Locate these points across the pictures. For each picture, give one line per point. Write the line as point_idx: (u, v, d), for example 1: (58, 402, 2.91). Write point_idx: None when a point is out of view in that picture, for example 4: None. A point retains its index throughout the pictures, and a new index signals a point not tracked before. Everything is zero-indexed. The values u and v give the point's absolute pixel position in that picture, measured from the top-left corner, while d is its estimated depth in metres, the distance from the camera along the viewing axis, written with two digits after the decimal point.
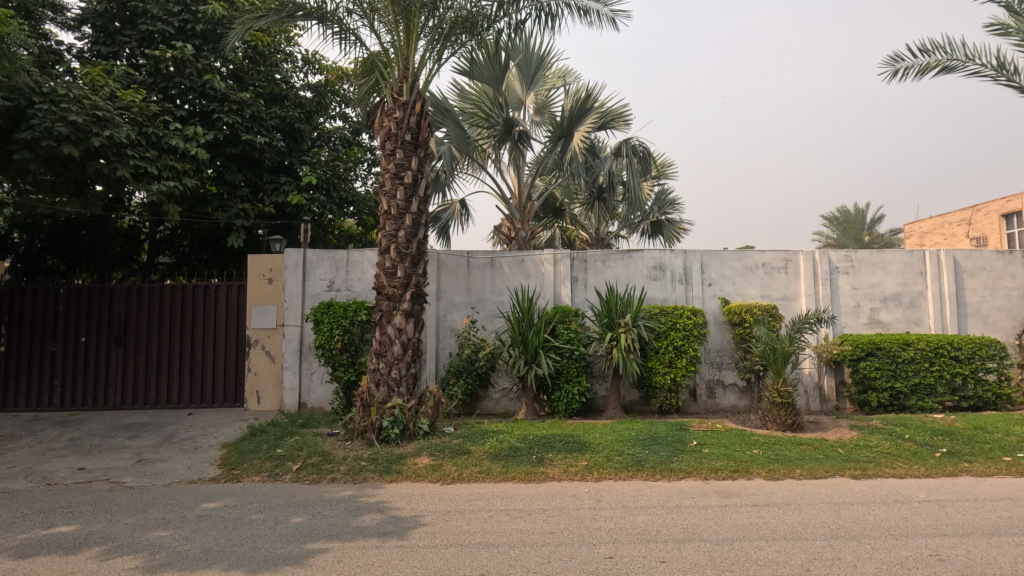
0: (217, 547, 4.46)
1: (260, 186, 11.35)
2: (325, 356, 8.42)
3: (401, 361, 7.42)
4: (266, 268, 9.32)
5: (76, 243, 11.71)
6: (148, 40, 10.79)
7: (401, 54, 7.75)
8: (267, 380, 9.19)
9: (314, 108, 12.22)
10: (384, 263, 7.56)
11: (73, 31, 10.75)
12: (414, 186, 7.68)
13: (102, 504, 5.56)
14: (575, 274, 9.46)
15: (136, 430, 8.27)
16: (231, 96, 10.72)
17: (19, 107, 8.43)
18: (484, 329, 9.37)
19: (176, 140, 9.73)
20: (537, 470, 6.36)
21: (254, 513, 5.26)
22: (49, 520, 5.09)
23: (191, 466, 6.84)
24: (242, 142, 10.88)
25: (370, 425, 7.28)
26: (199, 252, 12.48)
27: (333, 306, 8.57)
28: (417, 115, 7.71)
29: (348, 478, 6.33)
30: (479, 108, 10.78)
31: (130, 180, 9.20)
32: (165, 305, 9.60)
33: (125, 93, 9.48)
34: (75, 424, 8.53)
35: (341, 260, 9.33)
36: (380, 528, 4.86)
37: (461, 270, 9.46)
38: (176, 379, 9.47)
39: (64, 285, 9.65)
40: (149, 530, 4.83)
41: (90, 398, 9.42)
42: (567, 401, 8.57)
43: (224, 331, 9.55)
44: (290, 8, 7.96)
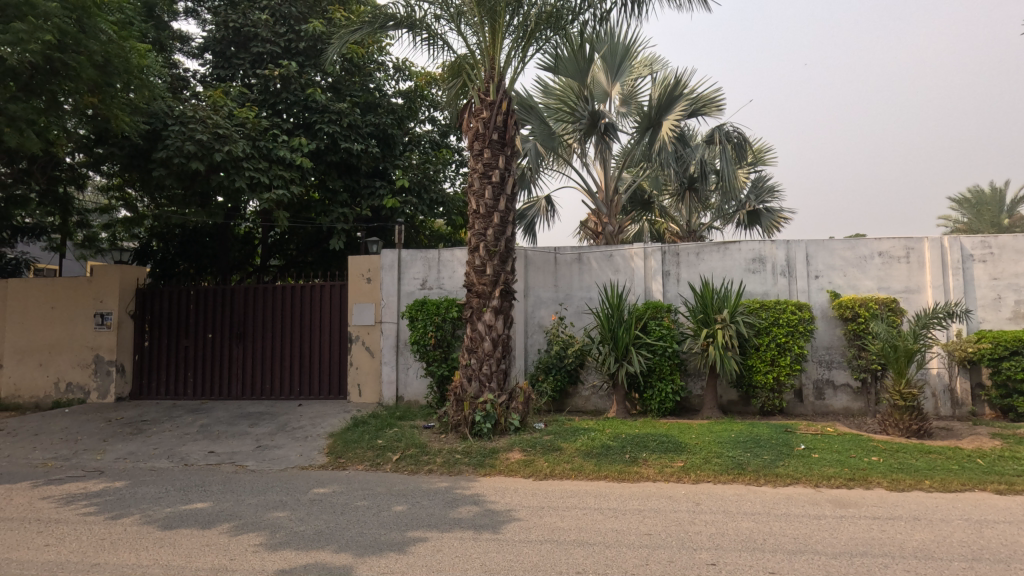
0: (328, 530, 4.78)
1: (358, 191, 12.03)
2: (420, 351, 8.74)
3: (492, 357, 7.55)
4: (365, 268, 9.85)
5: (202, 249, 13.06)
6: (259, 61, 11.73)
7: (487, 55, 7.85)
8: (368, 374, 9.73)
9: (405, 114, 12.70)
10: (474, 262, 7.70)
11: (198, 59, 11.94)
12: (501, 185, 7.78)
13: (229, 485, 6.15)
14: (667, 269, 9.14)
15: (256, 418, 9.07)
16: (330, 107, 11.44)
17: (156, 130, 9.53)
18: (573, 326, 9.31)
19: (284, 152, 10.56)
20: (630, 469, 6.23)
21: (359, 500, 5.60)
22: (187, 496, 5.73)
23: (302, 454, 7.41)
24: (341, 150, 11.58)
25: (463, 418, 7.47)
26: (305, 255, 13.44)
27: (427, 303, 8.86)
28: (504, 114, 7.79)
29: (444, 470, 6.58)
30: (564, 102, 10.67)
31: (247, 191, 10.09)
32: (278, 303, 10.43)
33: (241, 111, 10.41)
34: (205, 412, 9.52)
35: (433, 259, 9.66)
36: (476, 521, 4.98)
37: (548, 266, 9.47)
38: (288, 372, 10.26)
39: (194, 287, 10.78)
40: (270, 510, 5.28)
41: (217, 387, 10.47)
42: (659, 400, 8.33)
43: (328, 328, 10.18)
44: (382, 19, 8.32)
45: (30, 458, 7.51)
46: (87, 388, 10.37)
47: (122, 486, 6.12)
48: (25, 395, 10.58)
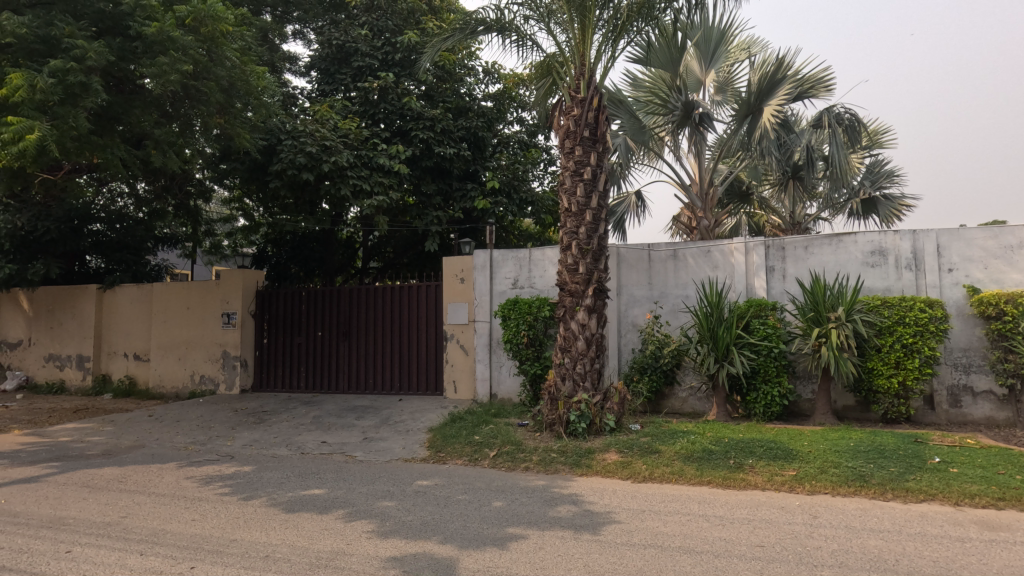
0: (432, 521, 4.97)
1: (451, 194, 12.46)
2: (512, 350, 8.83)
3: (586, 357, 7.48)
4: (458, 268, 10.14)
5: (310, 253, 14.05)
6: (360, 74, 12.37)
7: (577, 52, 7.76)
8: (463, 371, 10.01)
9: (495, 116, 12.92)
10: (567, 260, 7.65)
11: (305, 77, 12.87)
12: (594, 182, 7.69)
13: (341, 474, 6.58)
14: (771, 264, 8.58)
15: (361, 412, 9.63)
16: (425, 114, 11.91)
17: (272, 145, 10.40)
18: (669, 325, 9.01)
19: (383, 159, 11.11)
20: (735, 475, 5.92)
21: (460, 494, 5.77)
22: (306, 483, 6.20)
23: (405, 447, 7.76)
24: (435, 155, 12.02)
25: (558, 418, 7.47)
26: (402, 257, 14.11)
27: (519, 302, 8.93)
28: (595, 110, 7.69)
29: (540, 468, 6.62)
30: (655, 94, 10.34)
31: (350, 198, 10.74)
32: (379, 303, 11.00)
33: (345, 123, 11.10)
34: (316, 404, 10.25)
35: (524, 259, 9.74)
36: (575, 521, 4.95)
37: (642, 264, 9.24)
38: (389, 369, 10.80)
39: (305, 288, 11.63)
40: (379, 500, 5.58)
41: (326, 382, 11.25)
42: (765, 403, 7.86)
43: (425, 327, 10.57)
44: (472, 24, 8.50)
45: (174, 442, 8.47)
46: (217, 380, 11.55)
47: (250, 471, 6.74)
48: (167, 385, 11.96)
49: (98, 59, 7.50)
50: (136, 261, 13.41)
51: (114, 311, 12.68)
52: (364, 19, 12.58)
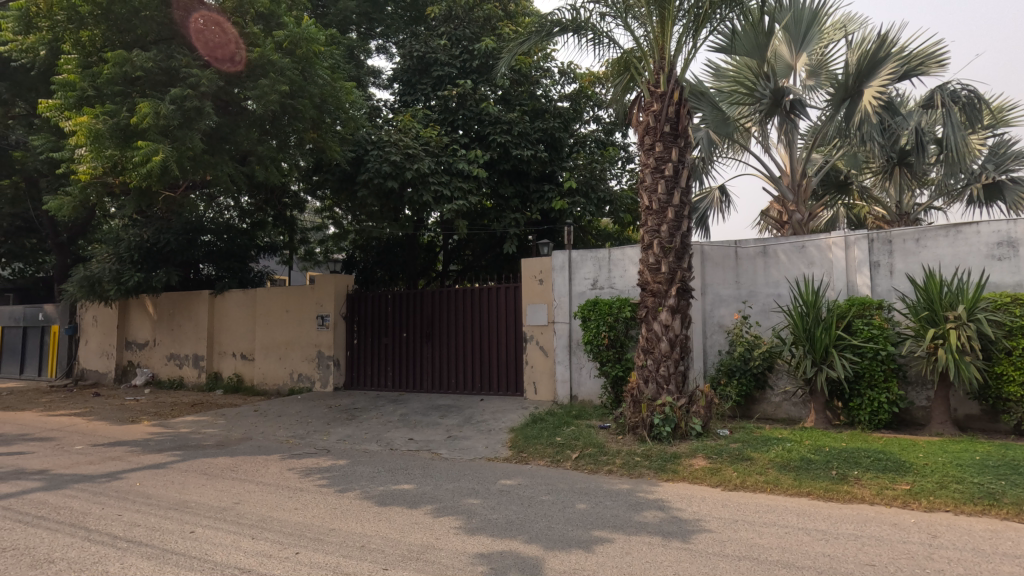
0: (518, 520, 5.01)
1: (528, 196, 12.64)
2: (593, 351, 8.69)
3: (669, 358, 7.26)
4: (537, 269, 10.18)
5: (394, 258, 14.64)
6: (440, 83, 12.70)
7: (656, 45, 7.55)
8: (542, 372, 10.04)
9: (571, 116, 12.88)
10: (648, 259, 7.46)
11: (388, 89, 13.44)
12: (675, 178, 7.46)
13: (428, 470, 6.82)
14: (875, 259, 7.91)
15: (445, 411, 9.92)
16: (502, 118, 12.11)
17: (360, 156, 10.96)
18: (759, 326, 8.54)
19: (462, 165, 11.40)
20: (838, 487, 5.50)
21: (544, 494, 5.78)
22: (396, 477, 6.47)
23: (488, 446, 7.90)
24: (512, 157, 12.19)
25: (641, 421, 7.28)
26: (481, 260, 14.41)
27: (599, 303, 8.76)
28: (676, 104, 7.46)
29: (624, 471, 6.49)
30: (741, 83, 9.87)
31: (432, 204, 11.10)
32: (460, 305, 11.27)
33: (427, 131, 11.47)
34: (403, 403, 10.67)
35: (603, 259, 9.61)
36: (664, 527, 4.80)
37: (729, 262, 8.80)
38: (471, 369, 11.03)
39: (390, 291, 12.14)
40: (465, 497, 5.71)
41: (412, 381, 11.69)
42: (871, 410, 7.26)
43: (504, 328, 10.70)
44: (548, 26, 8.49)
45: (277, 435, 9.15)
46: (312, 378, 12.33)
47: (345, 464, 7.14)
48: (270, 383, 12.92)
49: (210, 85, 8.26)
50: (241, 268, 14.60)
51: (224, 315, 13.87)
52: (443, 29, 12.93)
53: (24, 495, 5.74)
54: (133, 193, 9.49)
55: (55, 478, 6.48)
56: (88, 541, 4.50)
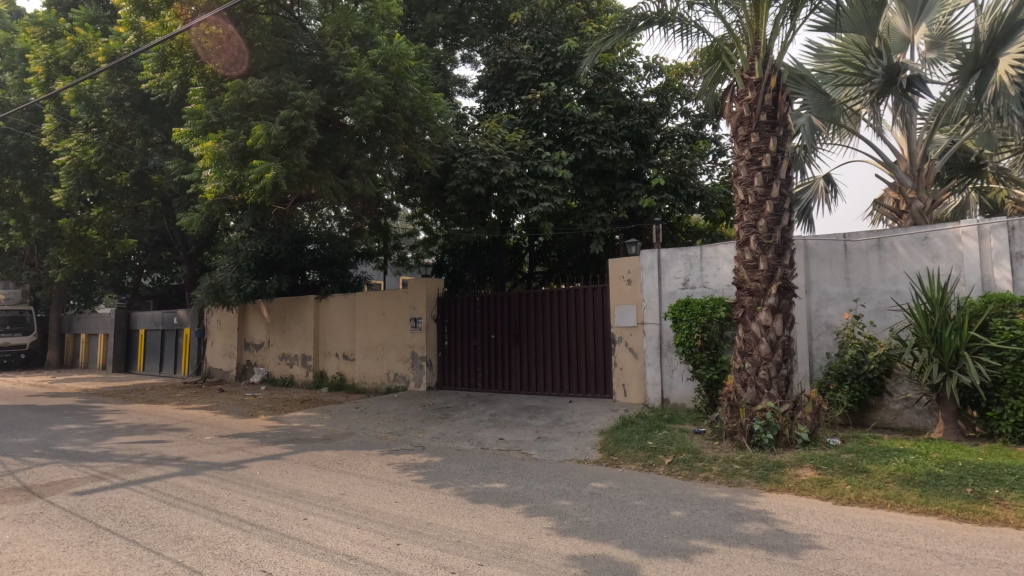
0: (611, 524, 4.94)
1: (614, 195, 12.50)
2: (685, 354, 8.34)
3: (771, 361, 6.84)
4: (625, 269, 9.99)
5: (482, 261, 14.97)
6: (523, 87, 12.82)
7: (750, 29, 7.11)
8: (632, 374, 9.84)
9: (657, 111, 12.61)
10: (745, 257, 7.07)
11: (473, 97, 13.78)
12: (774, 169, 7.01)
13: (519, 470, 6.91)
14: (1016, 249, 6.97)
15: (533, 411, 10.00)
16: (586, 117, 12.03)
17: (449, 163, 11.31)
18: (874, 326, 7.82)
19: (548, 166, 11.46)
20: (975, 507, 4.90)
21: (637, 499, 5.66)
22: (487, 476, 6.62)
23: (577, 448, 7.85)
24: (597, 157, 12.10)
25: (740, 427, 6.91)
26: (567, 260, 14.44)
27: (691, 303, 8.42)
28: (773, 90, 7.01)
29: (722, 479, 6.20)
30: (848, 62, 9.17)
31: (519, 207, 11.24)
32: (547, 307, 11.30)
33: (511, 136, 11.62)
34: (492, 403, 10.88)
35: (695, 257, 9.24)
36: (768, 540, 4.53)
37: (836, 257, 8.14)
38: (559, 371, 11.02)
39: (479, 293, 12.42)
40: (556, 498, 5.72)
41: (501, 382, 11.89)
42: (1013, 422, 6.40)
43: (592, 330, 10.60)
44: (632, 21, 8.29)
45: (376, 432, 9.66)
46: (407, 377, 12.91)
47: (439, 462, 7.40)
48: (369, 382, 13.67)
49: (313, 105, 8.90)
50: (341, 273, 15.68)
51: (328, 318, 14.89)
52: (525, 34, 13.01)
53: (166, 478, 6.50)
54: (250, 208, 10.47)
55: (190, 464, 7.27)
56: (218, 522, 5.01)
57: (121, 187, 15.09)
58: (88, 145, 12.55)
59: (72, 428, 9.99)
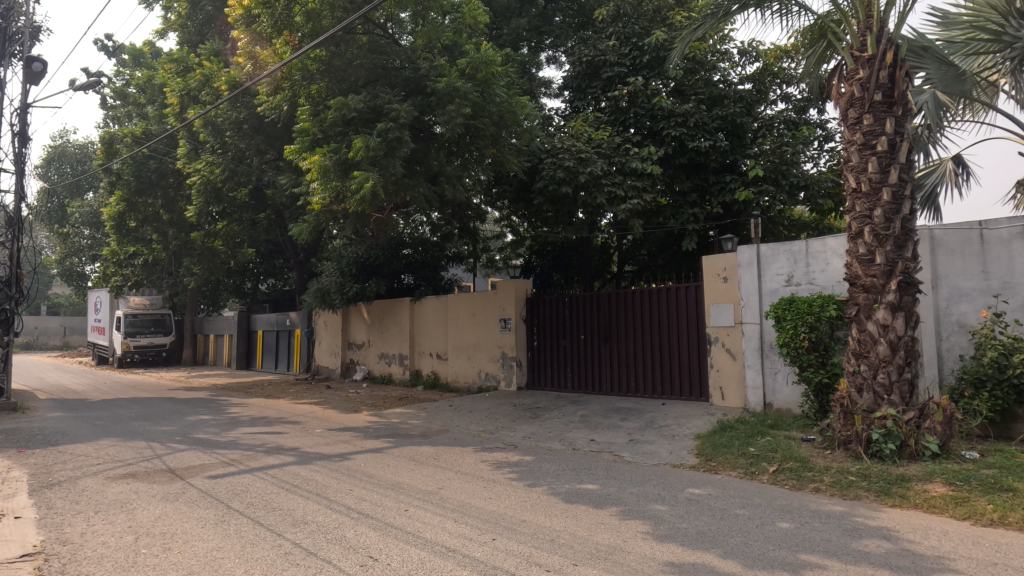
0: (710, 532, 4.74)
1: (708, 189, 12.08)
2: (790, 355, 7.75)
3: (890, 364, 6.23)
4: (721, 267, 9.55)
5: (569, 262, 14.91)
6: (610, 84, 12.57)
7: (860, 2, 6.50)
8: (730, 377, 9.37)
9: (754, 98, 11.96)
10: (858, 250, 6.49)
11: (559, 98, 13.78)
12: (891, 153, 6.40)
13: (611, 472, 6.81)
14: None
15: (625, 413, 9.82)
16: (676, 110, 11.62)
17: (535, 165, 11.32)
18: (1019, 325, 6.89)
19: (636, 163, 11.22)
20: None
21: (738, 508, 5.37)
22: (579, 477, 6.59)
23: (672, 452, 7.60)
24: (689, 150, 11.70)
25: (855, 435, 6.35)
26: (657, 259, 14.10)
27: (796, 301, 7.79)
28: (889, 66, 6.40)
29: (834, 491, 5.74)
30: (983, 27, 8.08)
31: (607, 205, 11.08)
32: (638, 306, 11.04)
33: (598, 134, 11.47)
34: (583, 404, 10.81)
35: (799, 252, 8.61)
36: (891, 560, 4.14)
37: (970, 247, 7.26)
38: (651, 372, 10.72)
39: (568, 293, 12.39)
40: (651, 502, 5.58)
41: (591, 383, 11.78)
42: None
43: (686, 330, 10.22)
44: (726, 6, 7.86)
45: (470, 429, 9.95)
46: (498, 377, 13.17)
47: (531, 461, 7.48)
48: (461, 381, 14.09)
49: (407, 116, 9.39)
50: (434, 276, 16.46)
51: (422, 319, 15.53)
52: (610, 30, 12.78)
53: (284, 467, 7.11)
54: (352, 217, 11.23)
55: (304, 454, 7.89)
56: (330, 508, 5.41)
57: (242, 202, 16.72)
58: (214, 165, 14.27)
59: (205, 419, 11.21)
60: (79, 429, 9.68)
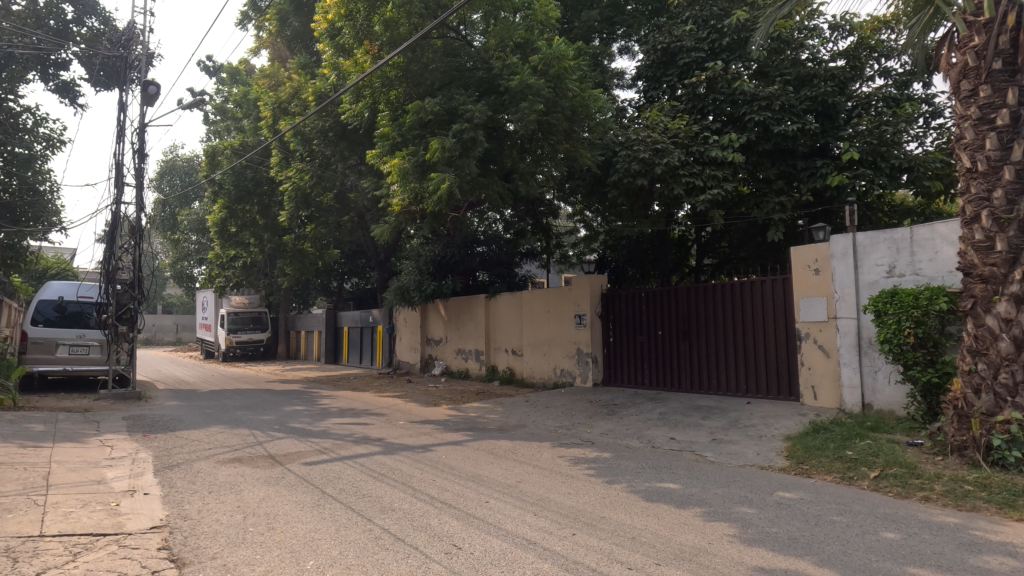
0: (803, 538, 4.49)
1: (796, 175, 11.38)
2: (893, 352, 7.14)
3: (1015, 363, 5.60)
4: (812, 258, 8.97)
5: (645, 256, 14.56)
6: (686, 71, 12.08)
7: None
8: (824, 376, 8.78)
9: (847, 76, 11.15)
10: (973, 236, 5.88)
11: (633, 88, 13.46)
12: (1015, 127, 5.72)
13: (694, 472, 6.60)
14: None
15: (707, 412, 9.47)
16: (760, 94, 11.01)
17: (609, 158, 11.10)
18: None
19: (716, 151, 10.77)
20: None
21: (835, 514, 5.04)
22: (659, 476, 6.44)
23: (759, 453, 7.25)
24: (774, 135, 11.04)
25: (972, 440, 5.78)
26: (740, 251, 13.47)
27: (900, 293, 7.16)
28: (1012, 30, 5.73)
29: (947, 501, 5.25)
30: None
31: (685, 196, 10.71)
32: (721, 301, 10.59)
33: (675, 123, 11.08)
34: (661, 402, 10.54)
35: (902, 240, 7.92)
36: None
37: None
38: (735, 370, 10.26)
39: (644, 288, 12.12)
40: (737, 504, 5.36)
41: (671, 380, 11.45)
42: None
43: (774, 325, 9.70)
44: None
45: (546, 425, 9.99)
46: (574, 373, 13.11)
47: (609, 458, 7.40)
48: (537, 376, 14.16)
49: (481, 116, 9.53)
50: (509, 273, 16.65)
51: (497, 315, 15.74)
52: (687, 14, 12.28)
53: (371, 456, 7.48)
54: (429, 217, 11.60)
55: (389, 445, 8.26)
56: (415, 497, 5.65)
57: (328, 206, 17.71)
58: (303, 172, 15.20)
59: (300, 409, 12.02)
60: (192, 417, 10.68)
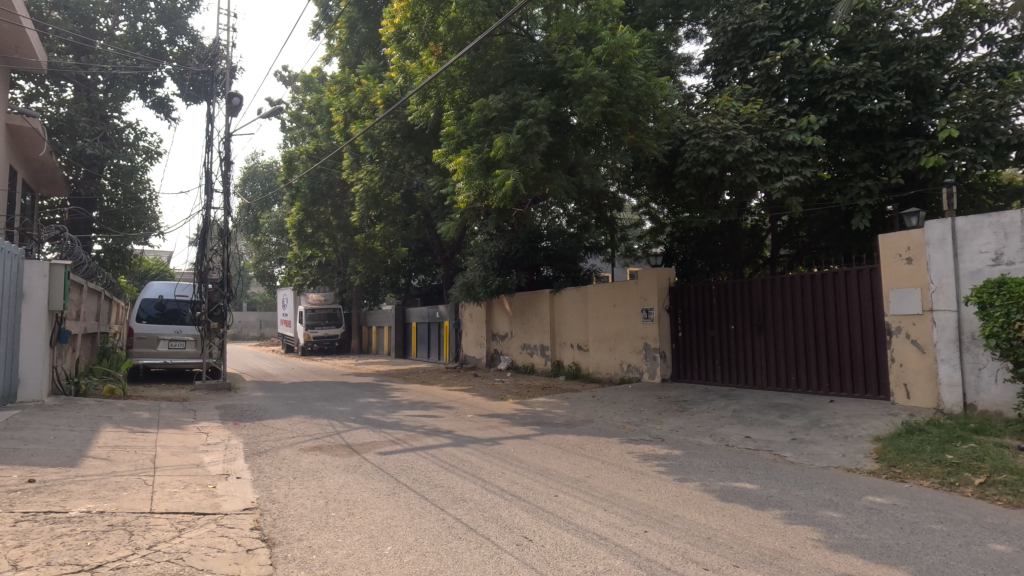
0: (898, 546, 4.19)
1: (884, 157, 10.65)
2: (1000, 348, 6.49)
3: None
4: (903, 246, 8.31)
5: (715, 247, 14.03)
6: (759, 52, 11.46)
7: None
8: (918, 373, 8.13)
9: (944, 46, 10.20)
10: None
11: (701, 74, 13.01)
12: None
13: (772, 472, 6.31)
14: None
15: (786, 410, 9.02)
16: (842, 71, 10.30)
17: (677, 147, 10.75)
18: None
19: (793, 135, 10.20)
20: None
21: (934, 523, 4.66)
22: (735, 475, 6.20)
23: (845, 455, 6.82)
24: (859, 115, 10.34)
25: None
26: (820, 240, 12.73)
27: (1009, 282, 6.50)
28: None
29: None
30: None
31: (759, 184, 10.21)
32: (800, 293, 10.04)
33: (748, 108, 10.55)
34: (735, 399, 10.14)
35: (1011, 224, 7.18)
36: None
37: None
38: (816, 366, 9.70)
39: (715, 281, 11.68)
40: (821, 508, 5.08)
41: (745, 377, 10.99)
42: None
43: (860, 318, 9.09)
44: None
45: (614, 421, 9.88)
46: (641, 368, 12.86)
47: (680, 455, 7.21)
48: (603, 371, 14.01)
49: (545, 110, 9.52)
50: (574, 268, 16.65)
51: (562, 310, 15.70)
52: None
53: (442, 448, 7.69)
54: (494, 213, 11.74)
55: (458, 437, 8.46)
56: (485, 489, 5.75)
57: (396, 206, 18.31)
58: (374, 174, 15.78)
59: (373, 402, 12.54)
60: (276, 407, 11.39)
